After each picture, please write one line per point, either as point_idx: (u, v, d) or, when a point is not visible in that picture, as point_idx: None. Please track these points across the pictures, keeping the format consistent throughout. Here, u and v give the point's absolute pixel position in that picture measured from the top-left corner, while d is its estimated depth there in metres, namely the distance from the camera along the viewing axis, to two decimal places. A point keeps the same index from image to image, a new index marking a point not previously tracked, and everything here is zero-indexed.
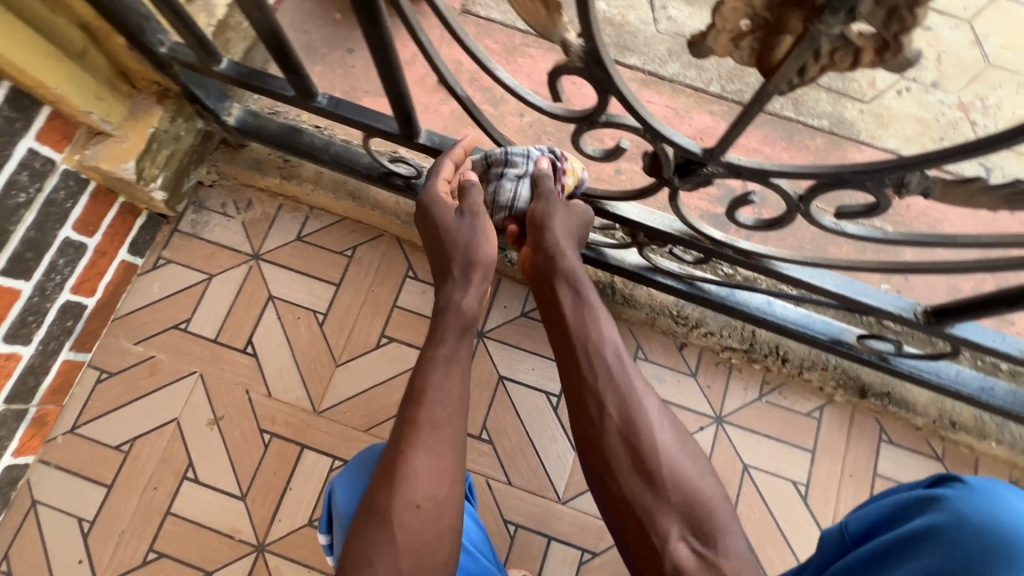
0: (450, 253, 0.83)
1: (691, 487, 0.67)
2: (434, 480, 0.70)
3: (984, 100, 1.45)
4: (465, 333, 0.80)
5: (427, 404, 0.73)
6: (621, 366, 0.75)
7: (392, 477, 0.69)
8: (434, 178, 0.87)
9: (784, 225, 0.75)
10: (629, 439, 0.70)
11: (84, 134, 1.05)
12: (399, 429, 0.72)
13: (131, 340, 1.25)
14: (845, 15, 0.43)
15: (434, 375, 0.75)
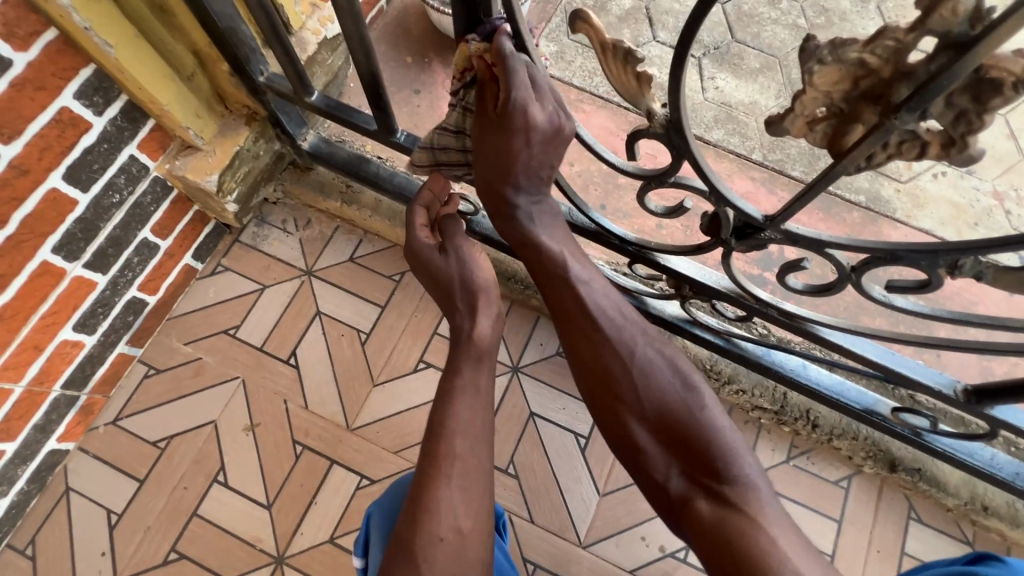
0: (450, 285, 0.86)
1: (680, 413, 0.70)
2: (459, 512, 0.70)
3: (1018, 191, 1.50)
4: (477, 359, 0.81)
5: (448, 436, 0.74)
6: (607, 301, 0.76)
7: (418, 510, 0.70)
8: (411, 230, 0.91)
9: (834, 292, 0.79)
10: (614, 364, 0.72)
11: (177, 146, 1.14)
12: (423, 464, 0.73)
13: (181, 340, 1.30)
14: (918, 114, 0.49)
15: (455, 405, 0.77)
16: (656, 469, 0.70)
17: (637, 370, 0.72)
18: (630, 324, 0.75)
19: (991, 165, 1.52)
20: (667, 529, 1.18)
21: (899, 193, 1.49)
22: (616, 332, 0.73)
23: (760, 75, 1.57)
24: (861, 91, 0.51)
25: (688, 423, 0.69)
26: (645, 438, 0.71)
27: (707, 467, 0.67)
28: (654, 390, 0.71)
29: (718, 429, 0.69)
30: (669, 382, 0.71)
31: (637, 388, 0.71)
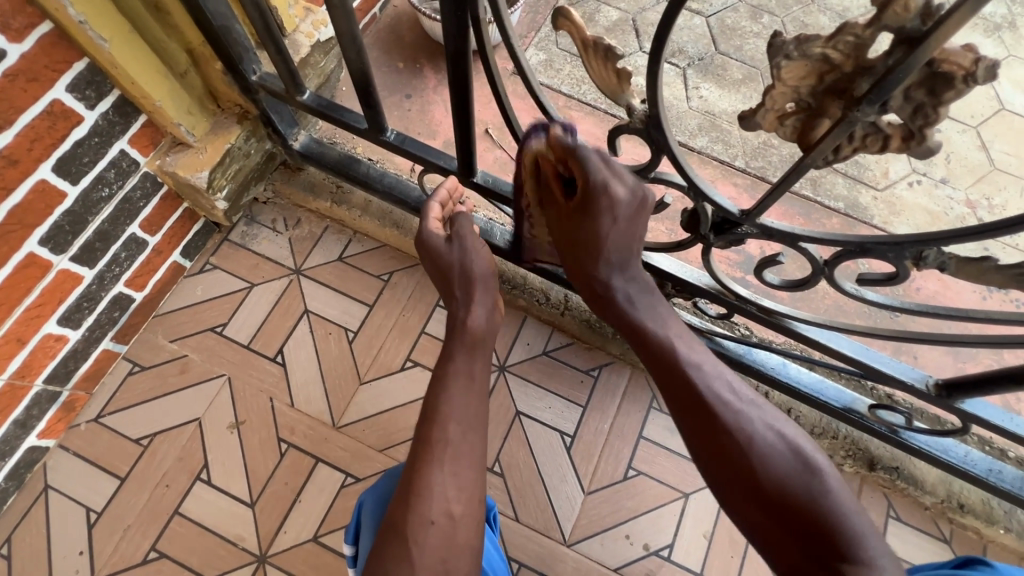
0: (453, 274, 0.89)
1: (798, 487, 0.64)
2: (450, 492, 0.70)
3: (989, 200, 1.56)
4: (474, 350, 0.83)
5: (439, 422, 0.75)
6: (719, 379, 0.72)
7: (409, 494, 0.70)
8: (423, 218, 0.94)
9: (809, 286, 0.81)
10: (731, 441, 0.68)
11: (168, 143, 1.15)
12: (414, 450, 0.74)
13: (166, 337, 1.30)
14: (878, 107, 0.52)
15: (449, 393, 0.78)
16: (781, 551, 0.65)
17: (756, 447, 0.67)
18: (738, 395, 0.71)
19: (963, 175, 1.58)
20: (651, 528, 1.18)
21: (876, 201, 1.53)
22: (728, 409, 0.69)
23: (743, 85, 1.62)
24: (826, 86, 0.54)
25: (809, 498, 0.64)
26: (764, 517, 0.66)
27: (837, 551, 0.61)
28: (772, 466, 0.66)
29: (844, 507, 0.63)
30: (782, 455, 0.67)
31: (752, 466, 0.66)
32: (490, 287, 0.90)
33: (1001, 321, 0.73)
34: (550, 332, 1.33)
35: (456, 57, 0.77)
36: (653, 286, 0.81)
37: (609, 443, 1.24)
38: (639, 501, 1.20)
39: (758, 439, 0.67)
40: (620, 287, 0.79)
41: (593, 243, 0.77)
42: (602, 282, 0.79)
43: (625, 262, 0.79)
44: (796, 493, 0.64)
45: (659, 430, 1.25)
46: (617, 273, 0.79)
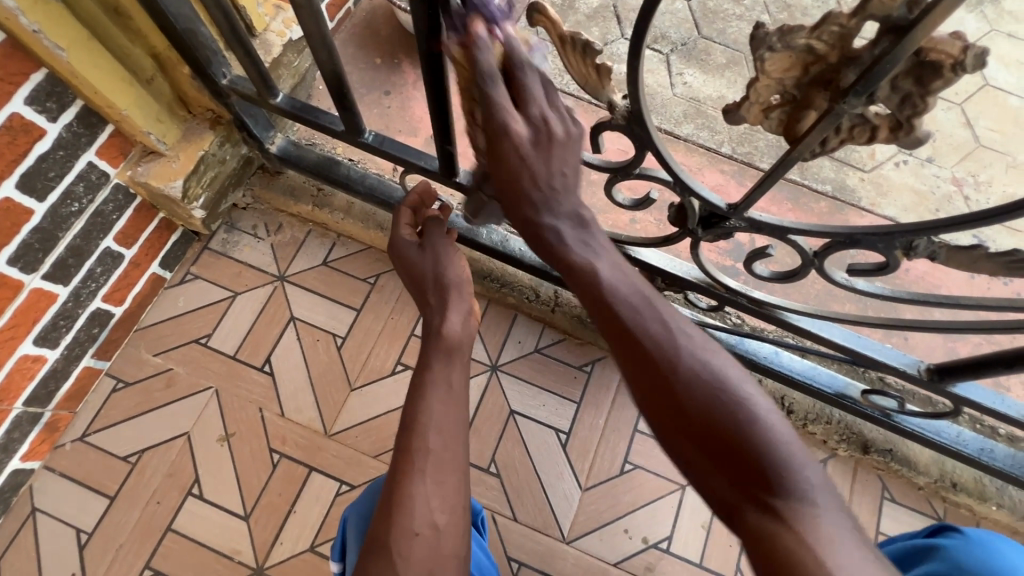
0: (427, 281, 0.92)
1: (730, 422, 0.58)
2: (433, 502, 0.69)
3: (975, 177, 1.56)
4: (450, 357, 0.83)
5: (420, 431, 0.74)
6: (639, 296, 0.66)
7: (392, 506, 0.69)
8: (394, 226, 0.98)
9: (799, 278, 0.80)
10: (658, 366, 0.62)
11: (139, 152, 1.11)
12: (396, 460, 0.73)
13: (150, 351, 1.27)
14: (865, 99, 0.50)
15: (427, 402, 0.77)
16: (709, 481, 0.59)
17: (683, 374, 0.61)
18: (668, 320, 0.64)
19: (949, 153, 1.58)
20: (649, 521, 1.18)
21: (863, 183, 1.53)
22: (658, 342, 0.62)
23: (727, 69, 1.60)
24: (811, 78, 0.52)
25: (743, 428, 0.57)
26: (696, 453, 0.60)
27: (763, 479, 0.56)
28: (697, 390, 0.60)
29: (779, 436, 0.57)
30: (711, 386, 0.60)
31: (679, 398, 0.60)
32: (462, 292, 0.91)
33: (992, 307, 0.72)
34: (541, 329, 1.31)
35: (430, 56, 0.74)
36: (592, 220, 0.70)
37: (605, 438, 1.24)
38: (636, 494, 1.20)
39: (688, 371, 0.61)
40: (565, 229, 0.68)
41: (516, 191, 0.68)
42: (533, 223, 0.69)
43: (556, 197, 0.68)
44: (727, 420, 0.58)
45: None
46: (559, 198, 0.68)
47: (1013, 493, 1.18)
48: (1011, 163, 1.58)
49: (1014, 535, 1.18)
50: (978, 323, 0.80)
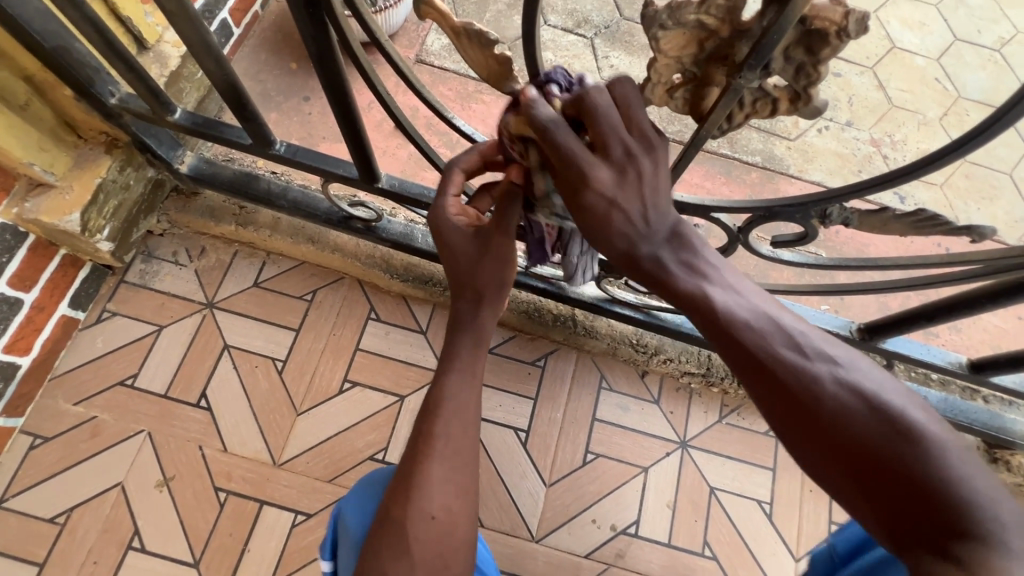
0: (470, 277, 0.68)
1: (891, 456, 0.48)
2: (448, 490, 0.63)
3: (891, 136, 1.63)
4: (473, 347, 0.69)
5: (441, 415, 0.65)
6: (760, 309, 0.56)
7: (408, 488, 0.63)
8: (444, 194, 0.70)
9: (728, 254, 0.81)
10: (791, 395, 0.52)
11: (24, 187, 1.01)
12: (413, 442, 0.65)
13: (69, 401, 1.16)
14: (760, 71, 0.49)
15: (450, 382, 0.67)
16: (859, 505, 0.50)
17: (821, 398, 0.51)
18: (800, 342, 0.54)
19: (866, 116, 1.64)
20: (616, 508, 1.18)
21: (790, 151, 1.57)
22: (787, 367, 0.53)
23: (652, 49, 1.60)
24: (707, 54, 0.51)
25: (888, 447, 0.48)
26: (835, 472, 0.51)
27: (924, 503, 0.46)
28: (841, 411, 0.51)
29: (948, 457, 0.47)
30: (867, 409, 0.50)
31: (827, 427, 0.51)
32: (501, 289, 0.69)
33: (910, 264, 0.74)
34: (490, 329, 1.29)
35: (323, 58, 0.71)
36: (694, 238, 0.59)
37: (565, 431, 1.23)
38: (602, 483, 1.20)
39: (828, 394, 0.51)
40: (672, 261, 0.58)
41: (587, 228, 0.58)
42: (629, 256, 0.58)
43: (652, 226, 0.57)
44: (879, 447, 0.49)
45: (610, 409, 1.25)
46: (655, 226, 0.57)
47: None
48: (922, 121, 1.66)
49: None
50: (900, 281, 0.83)
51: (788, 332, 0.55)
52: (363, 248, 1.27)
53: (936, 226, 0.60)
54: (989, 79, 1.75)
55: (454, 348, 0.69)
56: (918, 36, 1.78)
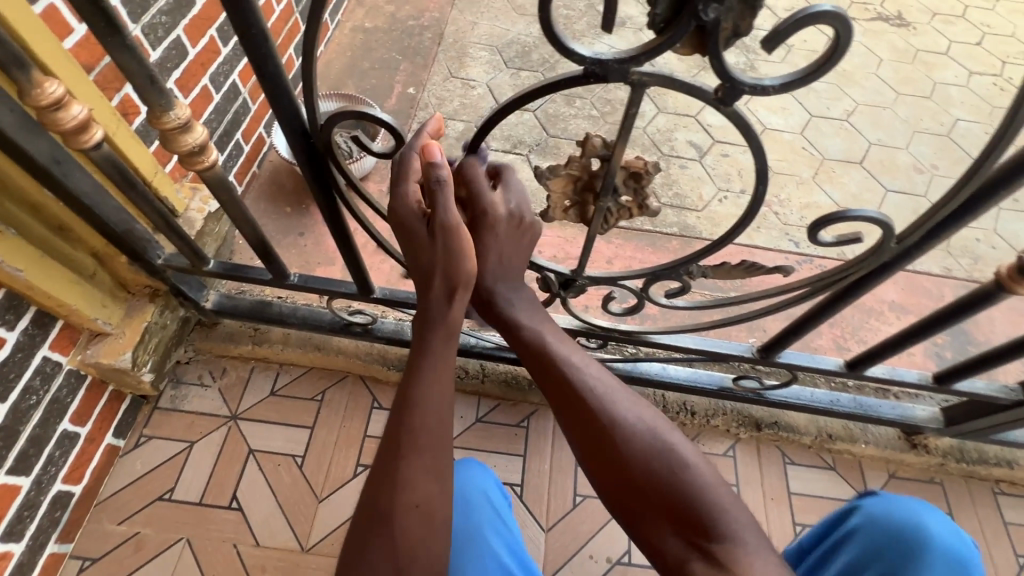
0: (426, 274, 0.76)
1: (665, 471, 0.71)
2: (421, 481, 0.71)
3: (778, 196, 2.03)
4: (440, 341, 0.77)
5: (415, 408, 0.74)
6: (593, 371, 0.79)
7: (388, 480, 0.71)
8: (405, 183, 0.74)
9: (641, 309, 1.09)
10: (610, 438, 0.74)
11: (86, 338, 1.24)
12: (389, 438, 0.74)
13: (114, 521, 1.31)
14: (612, 194, 0.80)
15: (413, 397, 0.74)
16: (656, 536, 0.71)
17: (630, 441, 0.73)
18: (608, 388, 0.78)
19: None
20: (609, 542, 1.35)
21: (700, 220, 1.94)
22: (598, 398, 0.76)
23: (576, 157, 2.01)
24: (580, 188, 0.82)
25: (661, 468, 0.72)
26: (636, 496, 0.72)
27: (702, 528, 0.68)
28: (642, 452, 0.73)
29: (700, 478, 0.71)
30: (655, 442, 0.73)
31: (620, 447, 0.73)
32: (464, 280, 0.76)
33: (765, 296, 1.03)
34: (478, 400, 1.51)
35: (331, 218, 1.00)
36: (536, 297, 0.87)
37: (554, 480, 1.41)
38: (592, 521, 1.37)
39: (624, 424, 0.75)
40: (535, 325, 0.83)
41: (484, 291, 0.84)
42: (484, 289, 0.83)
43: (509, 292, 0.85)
44: (660, 466, 0.72)
45: None
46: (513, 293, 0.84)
47: (874, 430, 1.48)
48: (800, 181, 2.07)
49: (889, 463, 1.48)
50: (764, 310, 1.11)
51: (602, 379, 0.79)
52: (362, 348, 1.51)
53: (758, 269, 0.90)
54: (845, 142, 2.21)
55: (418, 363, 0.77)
56: (782, 118, 2.25)
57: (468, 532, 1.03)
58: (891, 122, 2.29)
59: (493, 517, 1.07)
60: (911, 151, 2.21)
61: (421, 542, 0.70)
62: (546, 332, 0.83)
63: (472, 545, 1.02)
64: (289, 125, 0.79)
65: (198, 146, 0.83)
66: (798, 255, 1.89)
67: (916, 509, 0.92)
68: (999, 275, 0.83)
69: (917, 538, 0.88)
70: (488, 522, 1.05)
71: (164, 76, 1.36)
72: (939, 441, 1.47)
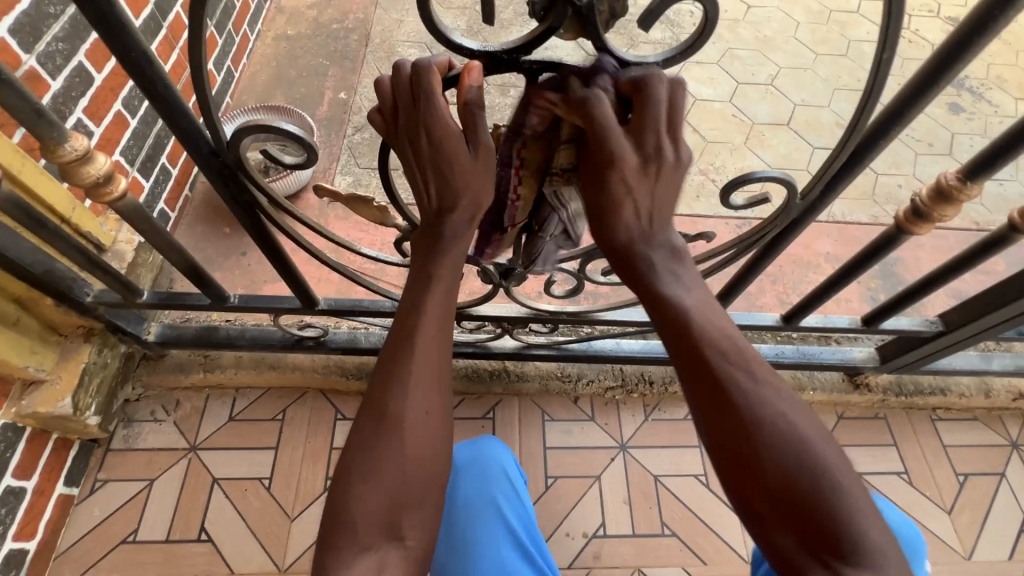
0: (450, 193, 0.70)
1: (810, 481, 0.61)
2: (425, 392, 0.69)
3: (713, 164, 2.10)
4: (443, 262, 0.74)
5: (416, 319, 0.71)
6: (728, 338, 0.68)
7: (387, 384, 0.69)
8: (434, 96, 0.63)
9: (582, 289, 1.11)
10: (747, 438, 0.63)
11: (19, 388, 1.20)
12: (390, 344, 0.71)
13: (77, 571, 1.27)
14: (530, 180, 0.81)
15: (418, 323, 0.71)
16: (782, 546, 0.62)
17: (766, 442, 0.63)
18: (752, 365, 0.67)
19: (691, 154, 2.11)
20: (584, 517, 1.39)
21: None
22: (738, 373, 0.66)
23: None
24: None
25: (809, 474, 0.62)
26: (766, 504, 0.62)
27: (835, 548, 0.60)
28: (779, 456, 0.62)
29: (844, 486, 0.62)
30: (792, 444, 0.63)
31: (761, 440, 0.63)
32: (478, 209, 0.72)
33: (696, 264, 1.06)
34: None
35: (260, 235, 0.98)
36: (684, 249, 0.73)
37: (525, 466, 1.44)
38: (566, 499, 1.41)
39: (763, 412, 0.64)
40: (665, 279, 0.71)
41: (623, 242, 0.72)
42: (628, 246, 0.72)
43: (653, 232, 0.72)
44: (806, 474, 0.62)
45: (557, 435, 1.48)
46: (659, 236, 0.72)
47: (819, 376, 1.56)
48: (733, 148, 2.15)
49: (837, 406, 1.57)
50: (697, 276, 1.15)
51: (741, 350, 0.68)
52: (318, 361, 1.49)
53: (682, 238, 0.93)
54: (771, 105, 2.29)
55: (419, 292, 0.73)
56: (710, 88, 2.32)
57: (479, 499, 1.05)
58: (813, 82, 2.39)
59: (507, 489, 1.07)
60: (833, 108, 2.31)
61: (426, 455, 0.67)
62: (689, 298, 0.70)
63: (484, 513, 1.03)
64: (195, 146, 0.77)
65: (103, 176, 0.81)
66: (737, 220, 1.96)
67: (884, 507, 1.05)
68: (899, 218, 0.88)
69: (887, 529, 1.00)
70: (501, 493, 1.06)
71: (69, 105, 1.29)
72: (879, 378, 1.56)
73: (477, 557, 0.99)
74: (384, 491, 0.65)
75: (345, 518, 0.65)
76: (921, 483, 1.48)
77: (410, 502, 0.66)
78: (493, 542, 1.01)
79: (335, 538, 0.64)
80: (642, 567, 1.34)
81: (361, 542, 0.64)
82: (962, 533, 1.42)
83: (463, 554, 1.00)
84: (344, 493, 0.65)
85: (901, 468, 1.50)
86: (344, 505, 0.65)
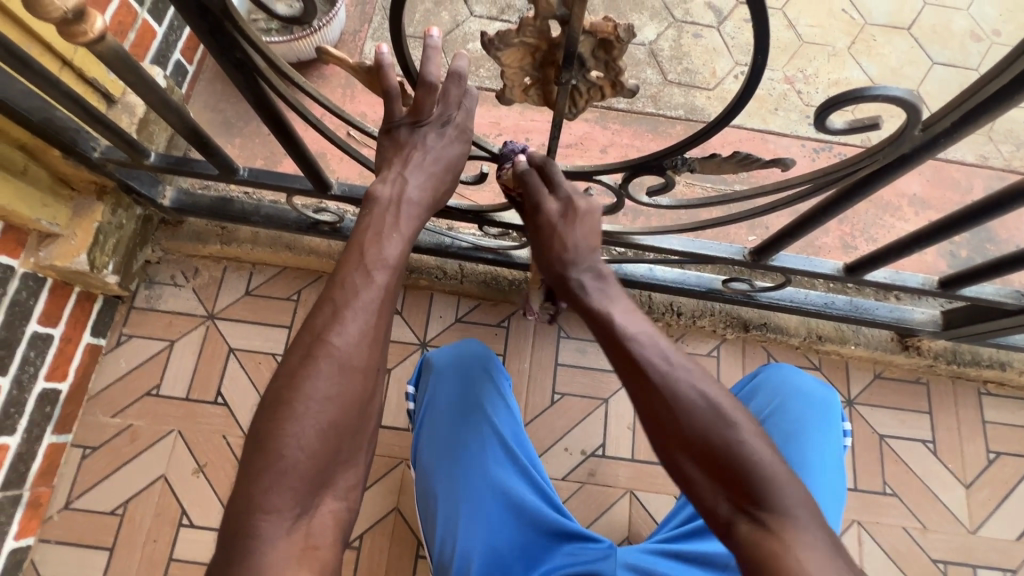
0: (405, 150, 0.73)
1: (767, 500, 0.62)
2: (368, 346, 0.65)
3: (804, 72, 1.77)
4: (406, 218, 0.72)
5: (375, 257, 0.68)
6: (700, 391, 0.67)
7: (336, 313, 0.65)
8: (391, 99, 0.71)
9: (621, 209, 0.96)
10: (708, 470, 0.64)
11: (36, 239, 1.20)
12: (338, 278, 0.67)
13: (108, 414, 1.36)
14: (578, 69, 0.65)
15: (377, 278, 0.67)
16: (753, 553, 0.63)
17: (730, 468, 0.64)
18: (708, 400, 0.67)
19: (779, 56, 1.78)
20: (585, 436, 1.39)
21: (710, 100, 1.71)
22: (694, 404, 0.66)
23: None
24: (540, 61, 0.67)
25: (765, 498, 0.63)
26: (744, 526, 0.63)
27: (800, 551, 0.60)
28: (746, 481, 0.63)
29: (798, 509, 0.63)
30: (756, 471, 0.63)
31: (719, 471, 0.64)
32: (442, 206, 0.77)
33: (760, 210, 0.91)
34: (458, 300, 1.47)
35: (261, 103, 0.85)
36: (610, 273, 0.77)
37: (533, 378, 1.42)
38: (569, 416, 1.40)
39: (722, 440, 0.65)
40: (599, 286, 0.75)
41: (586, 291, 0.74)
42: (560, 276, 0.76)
43: (577, 256, 0.76)
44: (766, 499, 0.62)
45: (571, 353, 1.43)
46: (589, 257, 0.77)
47: (866, 331, 1.43)
48: (832, 53, 1.79)
49: (876, 364, 1.45)
50: (751, 211, 0.94)
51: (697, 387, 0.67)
52: (335, 248, 1.43)
53: (753, 162, 0.76)
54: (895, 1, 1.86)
55: (379, 244, 0.69)
56: None
57: (463, 401, 1.10)
58: None
59: (492, 392, 1.12)
60: (971, 13, 1.86)
61: (366, 416, 0.65)
62: (625, 318, 0.71)
63: (470, 417, 1.08)
64: None
65: (72, 11, 0.68)
66: (817, 142, 1.70)
67: (797, 372, 1.19)
68: None
69: (806, 396, 1.14)
70: (485, 394, 1.11)
71: None
72: (934, 343, 1.42)
73: (463, 458, 1.04)
74: (321, 440, 0.61)
75: (277, 463, 0.60)
76: (946, 455, 1.40)
77: (344, 456, 0.64)
78: (480, 446, 1.05)
79: (269, 495, 0.59)
80: (635, 489, 1.35)
81: (294, 502, 0.60)
82: (974, 509, 1.37)
83: (449, 457, 1.04)
84: (277, 434, 0.60)
85: (927, 436, 1.41)
86: (274, 452, 0.60)
